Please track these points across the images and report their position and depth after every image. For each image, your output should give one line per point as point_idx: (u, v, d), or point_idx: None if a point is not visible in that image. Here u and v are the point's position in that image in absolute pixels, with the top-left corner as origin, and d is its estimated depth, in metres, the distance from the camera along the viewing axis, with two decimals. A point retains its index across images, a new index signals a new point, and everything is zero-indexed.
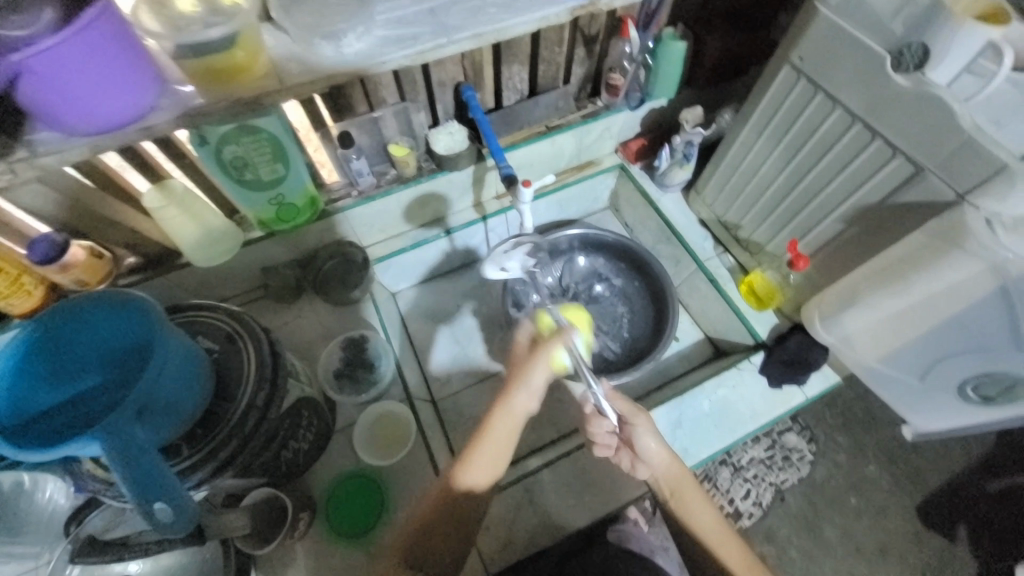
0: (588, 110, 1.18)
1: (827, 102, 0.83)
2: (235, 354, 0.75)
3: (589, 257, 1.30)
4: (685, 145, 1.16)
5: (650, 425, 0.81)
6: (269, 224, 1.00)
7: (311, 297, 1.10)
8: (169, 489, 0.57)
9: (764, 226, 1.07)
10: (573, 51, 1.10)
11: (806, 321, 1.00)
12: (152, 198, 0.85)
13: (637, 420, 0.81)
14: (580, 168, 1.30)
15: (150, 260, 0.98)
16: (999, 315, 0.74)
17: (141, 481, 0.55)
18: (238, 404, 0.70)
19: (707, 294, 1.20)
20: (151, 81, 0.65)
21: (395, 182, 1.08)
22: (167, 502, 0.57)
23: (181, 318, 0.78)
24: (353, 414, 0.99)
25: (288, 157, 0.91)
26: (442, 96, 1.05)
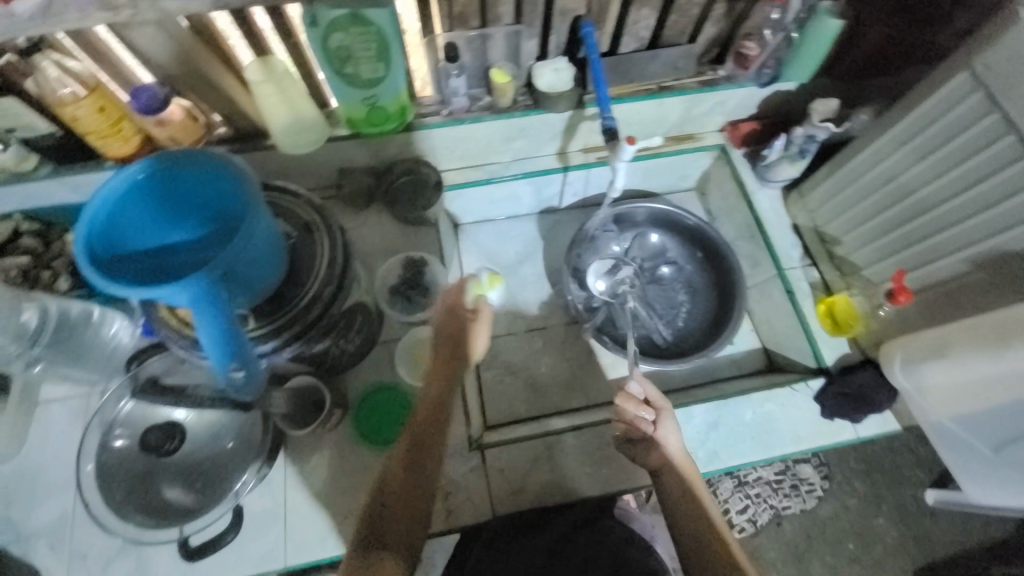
0: (706, 78, 1.08)
1: (1000, 125, 0.72)
2: (310, 245, 0.74)
3: (661, 236, 1.22)
4: (805, 139, 1.06)
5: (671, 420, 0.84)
6: (358, 125, 0.99)
7: (379, 208, 1.10)
8: (241, 355, 0.59)
9: (865, 249, 1.01)
10: (711, 7, 0.99)
11: (883, 359, 0.94)
12: (253, 70, 0.86)
13: (663, 415, 0.83)
14: (680, 140, 1.20)
15: (239, 134, 0.99)
16: None
17: (217, 339, 0.57)
18: (305, 292, 0.70)
19: (778, 305, 1.12)
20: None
21: (487, 111, 1.04)
22: (239, 365, 0.59)
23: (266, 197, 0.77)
24: (396, 331, 0.99)
25: (391, 58, 0.88)
26: (558, 27, 0.98)
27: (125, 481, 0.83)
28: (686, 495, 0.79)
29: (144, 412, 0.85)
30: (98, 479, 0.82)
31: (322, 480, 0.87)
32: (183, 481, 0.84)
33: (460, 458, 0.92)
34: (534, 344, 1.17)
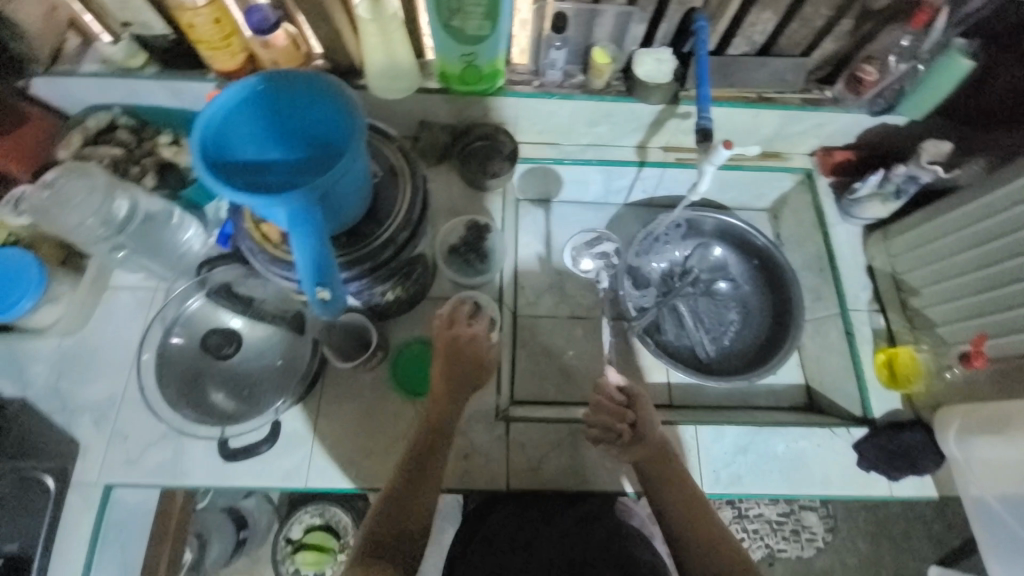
0: (812, 96, 1.04)
1: None
2: (392, 188, 0.75)
3: (725, 251, 1.18)
4: (905, 180, 1.00)
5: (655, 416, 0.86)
6: (449, 81, 0.99)
7: (450, 166, 1.11)
8: (328, 278, 0.62)
9: (946, 305, 0.96)
10: (838, 22, 0.94)
11: (938, 421, 0.91)
12: (364, 8, 0.86)
13: (645, 413, 0.85)
14: (766, 156, 1.15)
15: (334, 69, 1.00)
16: None
17: (308, 259, 0.60)
18: (382, 231, 0.72)
19: (832, 345, 1.07)
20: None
21: (579, 89, 1.02)
22: (325, 288, 0.63)
23: None
24: (445, 290, 1.01)
25: (499, 18, 0.87)
26: (672, 16, 0.95)
27: (179, 376, 0.88)
28: (668, 481, 0.81)
29: (204, 316, 0.91)
30: (155, 369, 0.88)
31: (352, 415, 0.90)
32: (228, 389, 0.89)
33: (484, 425, 0.93)
34: (572, 332, 1.16)
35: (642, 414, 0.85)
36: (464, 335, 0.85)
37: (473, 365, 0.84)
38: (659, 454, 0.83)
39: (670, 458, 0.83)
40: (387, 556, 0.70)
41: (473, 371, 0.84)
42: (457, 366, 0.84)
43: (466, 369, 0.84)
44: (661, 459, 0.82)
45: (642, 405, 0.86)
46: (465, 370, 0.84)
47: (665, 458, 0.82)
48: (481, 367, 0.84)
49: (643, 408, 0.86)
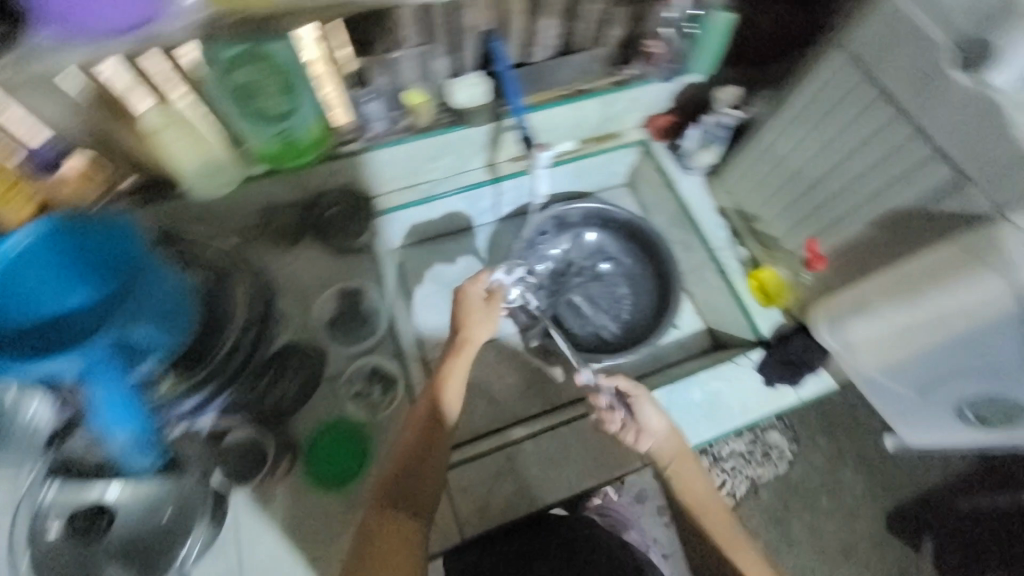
0: (619, 78, 1.12)
1: (880, 99, 0.77)
2: (214, 294, 0.77)
3: (597, 233, 1.24)
4: (715, 126, 1.13)
5: (650, 402, 0.88)
6: (274, 161, 0.97)
7: (310, 242, 1.09)
8: (125, 415, 0.65)
9: (781, 221, 1.05)
10: (612, 11, 1.03)
11: (811, 323, 0.97)
12: (152, 116, 0.82)
13: (641, 401, 0.88)
14: (602, 139, 1.24)
15: (147, 186, 0.94)
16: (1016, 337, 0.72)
17: (111, 404, 0.64)
18: (204, 341, 0.78)
19: (714, 286, 1.16)
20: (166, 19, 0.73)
21: (408, 132, 1.03)
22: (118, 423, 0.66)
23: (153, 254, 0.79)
24: (342, 365, 0.96)
25: (296, 90, 0.89)
26: (467, 44, 0.99)
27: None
28: (689, 476, 0.86)
29: (70, 497, 0.77)
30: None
31: (280, 528, 0.84)
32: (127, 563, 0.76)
33: None
34: (488, 358, 1.17)
35: (638, 401, 0.88)
36: (481, 307, 0.91)
37: (479, 326, 0.90)
38: (669, 439, 0.87)
39: (683, 456, 0.87)
40: (402, 508, 0.75)
41: (475, 337, 0.89)
42: (469, 328, 0.90)
43: (475, 333, 0.89)
44: (675, 453, 0.87)
45: (642, 394, 0.88)
46: (474, 334, 0.89)
47: (673, 453, 0.87)
48: (480, 331, 0.90)
49: (648, 403, 0.88)
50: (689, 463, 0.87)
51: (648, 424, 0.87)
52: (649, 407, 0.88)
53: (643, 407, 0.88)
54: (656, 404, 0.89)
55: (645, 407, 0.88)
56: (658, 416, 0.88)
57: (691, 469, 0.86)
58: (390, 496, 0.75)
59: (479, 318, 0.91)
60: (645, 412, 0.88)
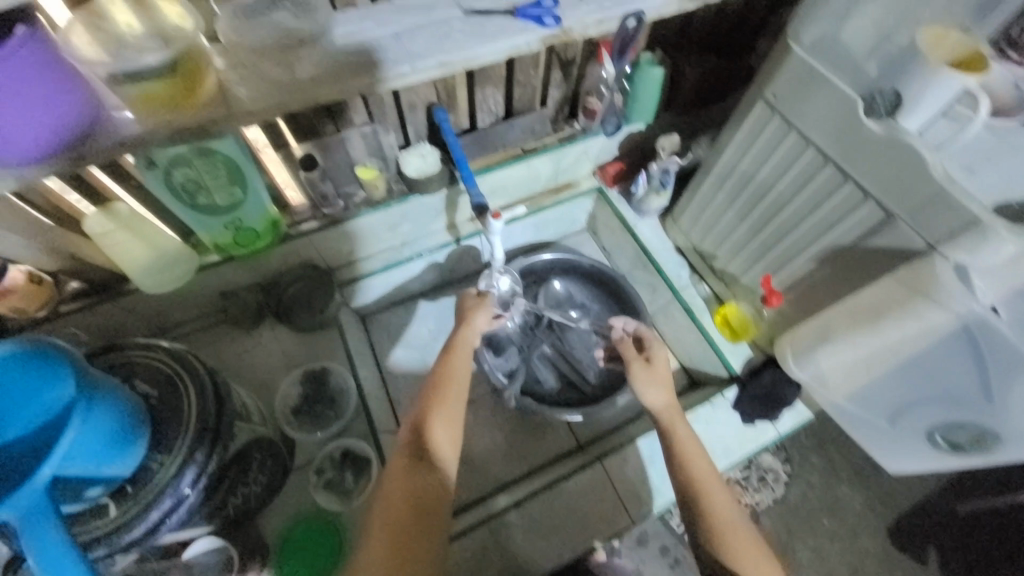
0: (565, 133, 1.16)
1: (799, 141, 0.81)
2: (173, 401, 0.67)
3: (564, 282, 1.26)
4: (662, 173, 1.15)
5: (643, 368, 0.89)
6: (227, 249, 0.96)
7: (272, 324, 1.08)
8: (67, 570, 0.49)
9: (738, 259, 1.06)
10: (549, 75, 1.08)
11: (779, 356, 0.99)
12: (96, 221, 0.82)
13: (637, 364, 0.89)
14: (559, 190, 1.28)
15: (95, 285, 0.92)
16: (966, 356, 0.74)
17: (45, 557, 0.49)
18: (173, 457, 0.63)
19: (682, 324, 1.17)
20: (55, 129, 0.57)
21: (363, 205, 1.04)
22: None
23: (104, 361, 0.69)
24: (312, 451, 0.93)
25: (246, 181, 0.87)
26: (414, 118, 1.02)
27: None
28: (688, 440, 0.80)
29: None
30: None
31: None
32: None
33: None
34: (465, 421, 1.14)
35: (645, 368, 0.89)
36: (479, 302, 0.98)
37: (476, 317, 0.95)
38: (663, 407, 0.84)
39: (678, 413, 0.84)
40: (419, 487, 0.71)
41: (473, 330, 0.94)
42: (467, 325, 0.95)
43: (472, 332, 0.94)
44: (671, 412, 0.83)
45: (644, 362, 0.89)
46: (472, 329, 0.94)
47: (670, 413, 0.83)
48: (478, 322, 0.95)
49: (652, 366, 0.89)
50: (682, 421, 0.82)
51: (645, 379, 0.87)
52: (646, 376, 0.88)
53: (655, 366, 0.89)
54: (656, 373, 0.88)
55: (656, 366, 0.89)
56: (652, 375, 0.88)
57: (688, 434, 0.80)
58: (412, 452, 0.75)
59: (485, 306, 0.98)
60: (654, 363, 0.90)
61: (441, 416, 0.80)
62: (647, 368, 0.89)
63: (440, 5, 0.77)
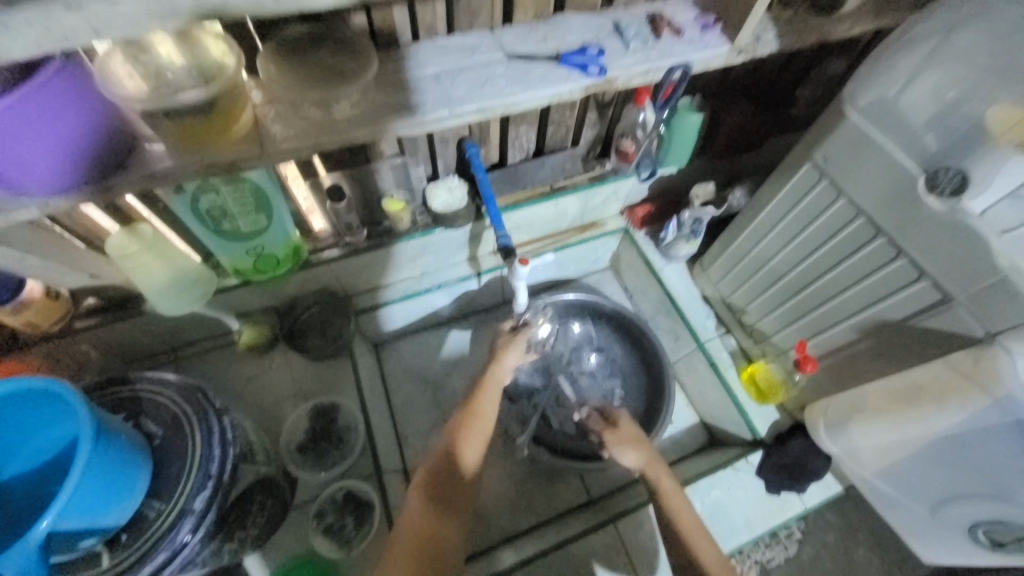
0: (595, 173, 1.12)
1: (848, 209, 0.77)
2: (179, 442, 0.65)
3: (585, 325, 1.22)
4: (693, 221, 1.12)
5: (618, 435, 0.90)
6: (246, 274, 0.94)
7: (284, 350, 1.06)
8: None
9: (771, 317, 1.02)
10: (585, 115, 1.05)
11: (810, 424, 0.96)
12: (118, 242, 0.80)
13: (607, 433, 0.91)
14: (584, 229, 1.25)
15: (111, 303, 0.91)
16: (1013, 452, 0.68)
17: None
18: (172, 505, 0.60)
19: (704, 378, 1.12)
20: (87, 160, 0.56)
21: (386, 236, 1.02)
22: None
23: (118, 394, 0.68)
24: (315, 490, 0.92)
25: (272, 209, 0.86)
26: (444, 152, 1.00)
27: None
28: (672, 495, 0.81)
29: None
30: None
31: None
32: None
33: None
34: None
35: (617, 433, 0.91)
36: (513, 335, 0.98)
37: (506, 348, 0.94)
38: (647, 465, 0.85)
39: (660, 467, 0.85)
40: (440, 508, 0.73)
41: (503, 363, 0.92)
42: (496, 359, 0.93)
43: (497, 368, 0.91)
44: (649, 466, 0.85)
45: (612, 428, 0.91)
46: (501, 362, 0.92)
47: (655, 469, 0.85)
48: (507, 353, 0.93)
49: (618, 430, 0.91)
50: (666, 476, 0.84)
51: (620, 443, 0.89)
52: (618, 442, 0.89)
53: (622, 428, 0.92)
54: (629, 435, 0.90)
55: (623, 428, 0.92)
56: (623, 438, 0.90)
57: (675, 489, 0.82)
58: (437, 478, 0.75)
59: (518, 344, 0.95)
60: (622, 429, 0.92)
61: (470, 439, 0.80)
62: (620, 433, 0.90)
63: (483, 48, 0.75)
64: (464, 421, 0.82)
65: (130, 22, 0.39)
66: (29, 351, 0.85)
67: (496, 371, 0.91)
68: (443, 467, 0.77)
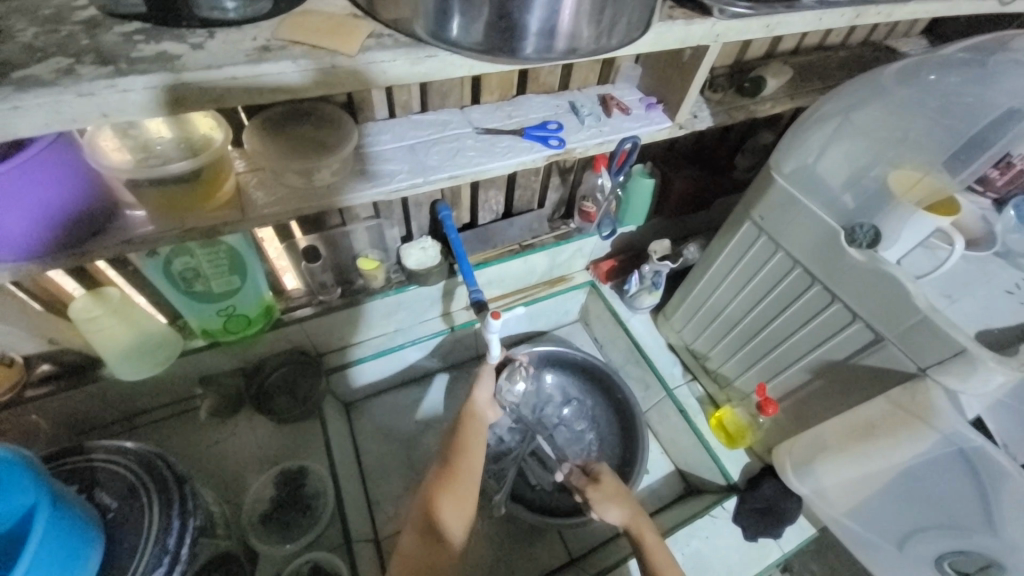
0: (561, 232, 1.21)
1: (786, 260, 0.86)
2: (136, 514, 0.61)
3: (556, 376, 1.24)
4: (653, 274, 1.20)
5: (599, 491, 0.89)
6: (215, 335, 0.93)
7: (250, 413, 1.02)
8: None
9: (731, 362, 1.07)
10: (548, 180, 1.15)
11: (778, 466, 0.98)
12: (83, 305, 0.79)
13: (590, 490, 0.89)
14: (553, 283, 1.31)
15: (67, 369, 0.87)
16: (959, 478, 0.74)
17: None
18: None
19: (675, 426, 1.14)
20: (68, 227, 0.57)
21: (360, 294, 1.04)
22: None
23: (71, 464, 0.65)
24: (278, 566, 0.86)
25: (247, 270, 0.87)
26: (418, 214, 1.05)
27: None
28: (653, 542, 0.81)
29: None
30: None
31: None
32: None
33: None
34: None
35: (598, 488, 0.89)
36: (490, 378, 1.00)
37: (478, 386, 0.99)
38: (630, 519, 0.84)
39: (641, 520, 0.84)
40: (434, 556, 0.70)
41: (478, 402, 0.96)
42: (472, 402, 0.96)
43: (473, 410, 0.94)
44: (632, 519, 0.84)
45: (595, 484, 0.90)
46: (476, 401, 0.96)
47: (638, 523, 0.83)
48: (480, 391, 0.98)
49: (601, 486, 0.90)
50: (650, 530, 0.82)
51: (603, 499, 0.88)
52: (602, 500, 0.87)
53: (605, 482, 0.90)
54: (610, 488, 0.89)
55: (605, 482, 0.90)
56: (605, 495, 0.88)
57: (658, 544, 0.80)
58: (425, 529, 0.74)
59: (487, 379, 1.01)
60: (605, 484, 0.90)
61: (452, 494, 0.78)
62: (601, 488, 0.89)
63: (454, 124, 0.83)
64: (443, 480, 0.80)
65: (134, 106, 0.42)
66: None
67: (473, 415, 0.93)
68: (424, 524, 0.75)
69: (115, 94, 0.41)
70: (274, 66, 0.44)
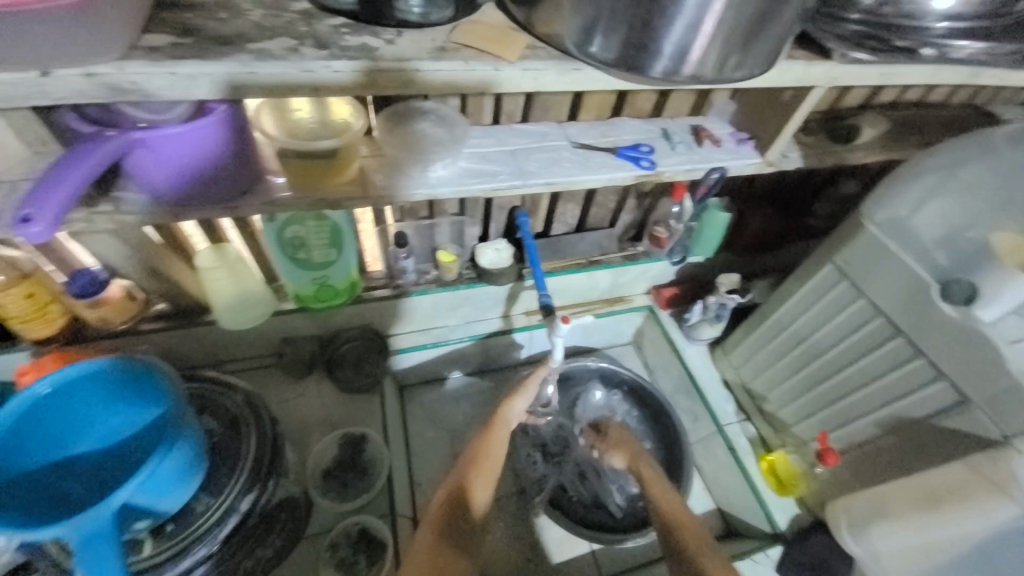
0: (629, 253, 1.24)
1: (867, 309, 0.85)
2: (236, 441, 0.75)
3: (604, 393, 1.25)
4: (718, 306, 1.20)
5: (612, 443, 1.03)
6: (305, 301, 1.02)
7: (319, 377, 1.10)
8: None
9: (792, 406, 1.06)
10: (624, 201, 1.18)
11: (832, 523, 0.94)
12: (206, 257, 0.89)
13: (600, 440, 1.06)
14: (612, 302, 1.32)
15: (178, 311, 0.98)
16: None
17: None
18: (220, 501, 0.69)
19: (722, 462, 1.13)
20: (223, 183, 0.66)
21: (433, 284, 1.11)
22: None
23: (193, 389, 0.80)
24: (328, 521, 0.92)
25: (343, 245, 0.96)
26: (497, 217, 1.11)
27: None
28: (660, 489, 0.90)
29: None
30: None
31: None
32: None
33: None
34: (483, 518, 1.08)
35: (605, 439, 1.05)
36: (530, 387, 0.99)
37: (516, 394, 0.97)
38: (632, 461, 0.99)
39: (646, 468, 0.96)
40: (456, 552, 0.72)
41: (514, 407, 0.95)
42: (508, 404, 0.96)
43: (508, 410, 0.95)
44: (631, 460, 0.99)
45: (602, 436, 1.06)
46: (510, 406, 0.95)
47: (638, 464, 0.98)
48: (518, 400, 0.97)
49: (607, 436, 1.06)
50: (648, 467, 0.96)
51: (611, 446, 1.04)
52: (609, 445, 1.04)
53: (610, 434, 1.06)
54: (619, 437, 1.04)
55: (612, 434, 1.05)
56: (612, 442, 1.04)
57: (655, 476, 0.94)
58: (453, 513, 0.77)
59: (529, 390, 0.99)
60: (614, 434, 1.05)
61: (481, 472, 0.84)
62: (605, 439, 1.06)
63: (552, 136, 0.89)
64: (474, 451, 0.86)
65: (333, 86, 0.52)
66: (95, 345, 0.90)
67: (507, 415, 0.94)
68: (455, 509, 0.78)
69: (324, 73, 0.50)
70: (450, 64, 0.52)
